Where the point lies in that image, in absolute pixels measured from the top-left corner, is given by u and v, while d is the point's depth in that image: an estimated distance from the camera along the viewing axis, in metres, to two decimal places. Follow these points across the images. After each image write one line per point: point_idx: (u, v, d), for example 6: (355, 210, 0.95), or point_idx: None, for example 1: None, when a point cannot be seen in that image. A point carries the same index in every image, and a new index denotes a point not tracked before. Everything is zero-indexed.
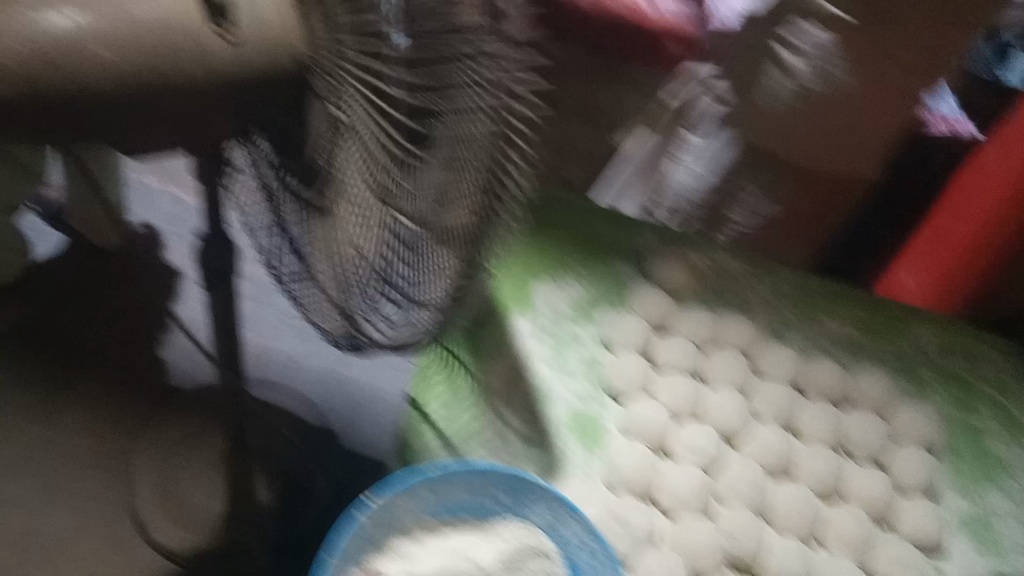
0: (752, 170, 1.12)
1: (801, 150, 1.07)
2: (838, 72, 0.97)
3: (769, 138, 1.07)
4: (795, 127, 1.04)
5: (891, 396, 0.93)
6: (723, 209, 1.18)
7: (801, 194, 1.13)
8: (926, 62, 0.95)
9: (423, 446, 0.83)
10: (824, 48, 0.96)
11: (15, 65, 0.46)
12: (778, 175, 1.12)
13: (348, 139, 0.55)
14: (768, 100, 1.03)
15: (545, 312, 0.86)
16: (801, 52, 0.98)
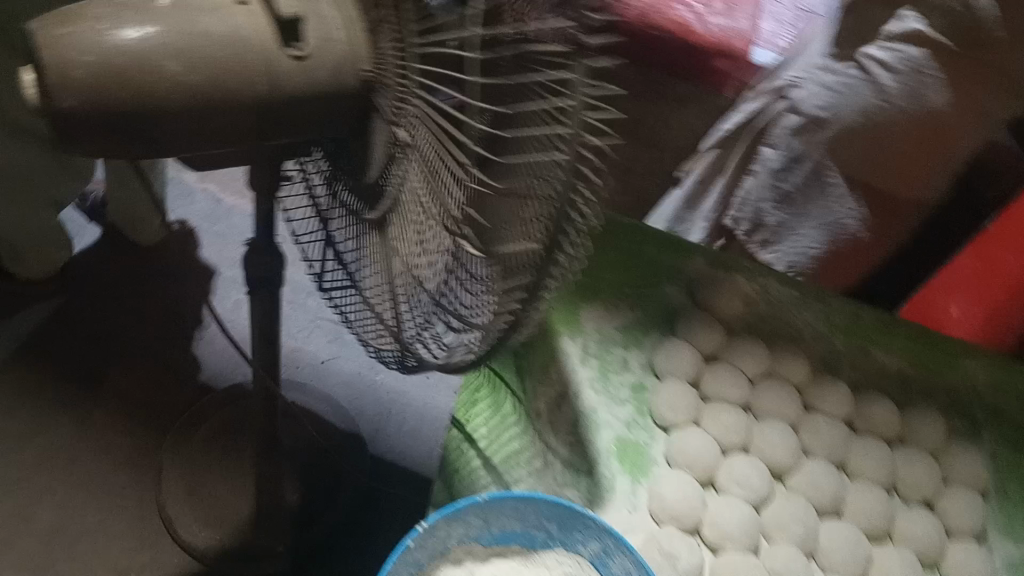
0: (817, 187, 1.03)
1: (877, 169, 0.99)
2: (917, 87, 0.91)
3: (849, 159, 0.99)
4: (867, 143, 0.97)
5: (945, 438, 0.83)
6: (795, 219, 1.07)
7: (861, 210, 1.03)
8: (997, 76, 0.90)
9: (465, 467, 0.72)
10: (907, 65, 0.91)
11: (90, 75, 0.45)
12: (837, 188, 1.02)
13: (415, 160, 0.52)
14: (851, 110, 0.95)
15: (591, 334, 0.78)
16: (890, 69, 0.92)
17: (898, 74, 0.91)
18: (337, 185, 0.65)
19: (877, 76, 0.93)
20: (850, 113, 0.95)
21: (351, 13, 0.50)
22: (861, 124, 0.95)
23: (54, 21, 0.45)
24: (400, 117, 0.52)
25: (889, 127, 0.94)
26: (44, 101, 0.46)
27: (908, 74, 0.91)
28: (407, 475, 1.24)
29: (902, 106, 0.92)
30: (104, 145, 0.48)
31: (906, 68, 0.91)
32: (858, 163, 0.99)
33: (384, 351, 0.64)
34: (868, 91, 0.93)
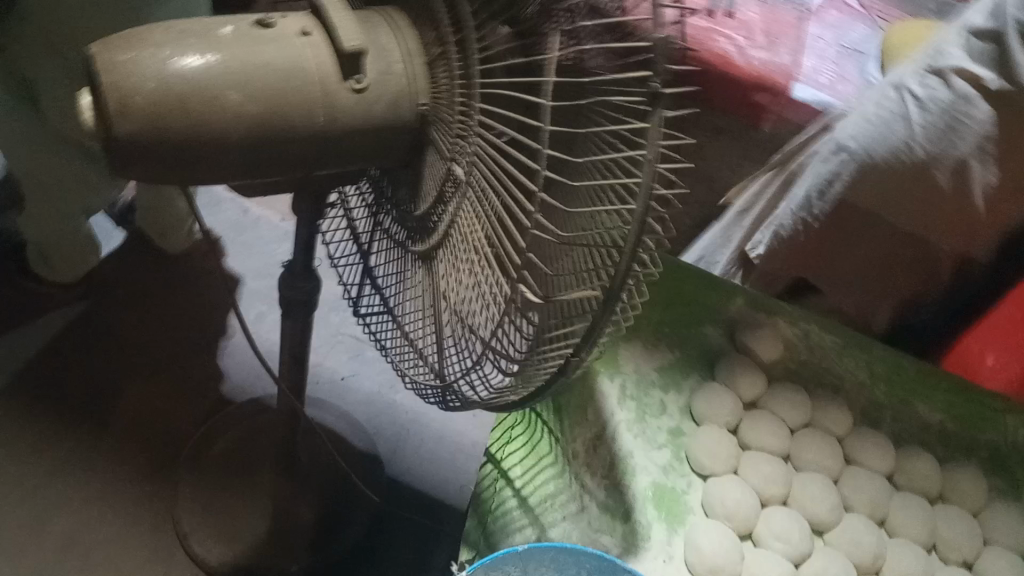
0: (846, 230, 0.96)
1: (914, 217, 0.90)
2: (951, 130, 0.82)
3: (881, 200, 0.91)
4: (898, 184, 0.88)
5: (987, 496, 0.81)
6: (821, 250, 0.99)
7: (889, 261, 0.97)
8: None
9: (498, 508, 0.70)
10: (939, 104, 0.82)
11: (149, 102, 0.44)
12: (865, 236, 0.96)
13: (470, 200, 0.51)
14: (881, 147, 0.87)
15: (630, 374, 0.80)
16: (924, 106, 0.83)
17: (931, 113, 0.82)
18: (380, 214, 0.65)
19: (910, 113, 0.84)
20: (880, 148, 0.87)
21: (414, 47, 0.52)
22: (893, 166, 0.87)
23: (115, 46, 0.45)
24: (457, 154, 0.51)
25: (927, 169, 0.85)
26: (101, 127, 0.45)
27: (942, 118, 0.82)
28: (426, 502, 1.21)
29: (934, 151, 0.83)
30: (154, 173, 0.47)
31: (939, 110, 0.82)
32: (886, 201, 0.90)
33: (421, 386, 0.63)
34: (900, 128, 0.85)
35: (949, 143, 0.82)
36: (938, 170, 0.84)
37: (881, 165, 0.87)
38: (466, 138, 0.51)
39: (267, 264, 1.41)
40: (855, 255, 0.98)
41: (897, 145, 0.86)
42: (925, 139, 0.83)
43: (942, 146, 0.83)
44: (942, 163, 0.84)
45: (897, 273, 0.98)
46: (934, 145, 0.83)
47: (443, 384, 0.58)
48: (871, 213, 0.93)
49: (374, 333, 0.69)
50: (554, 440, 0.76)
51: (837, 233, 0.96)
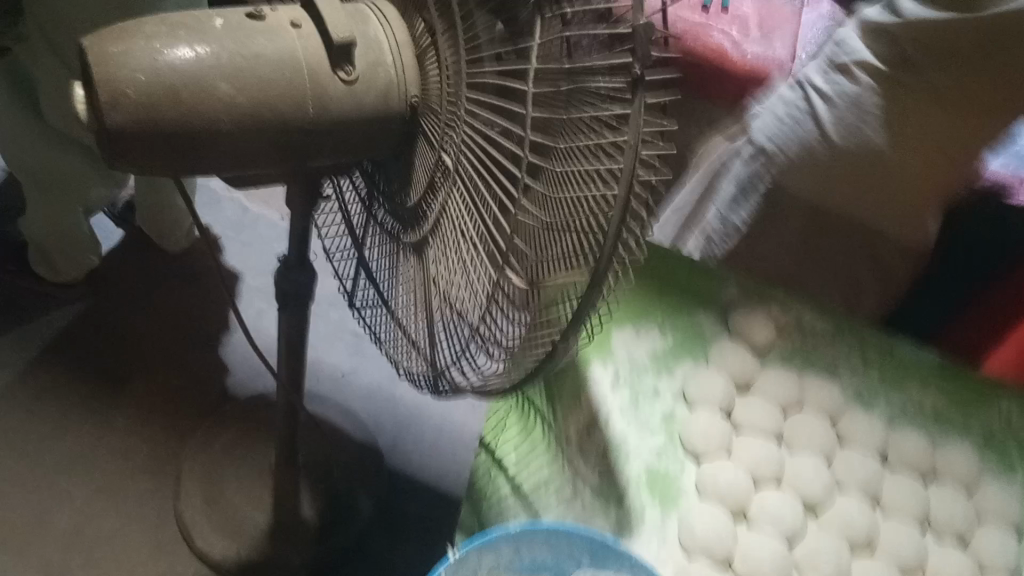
0: (782, 219, 1.04)
1: (852, 198, 0.98)
2: (868, 125, 0.92)
3: (819, 185, 0.98)
4: (824, 168, 0.97)
5: (979, 471, 0.82)
6: (770, 246, 1.07)
7: (839, 246, 1.04)
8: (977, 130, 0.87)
9: (493, 495, 0.75)
10: (850, 100, 0.92)
11: (141, 94, 0.45)
12: (813, 223, 1.03)
13: (460, 189, 0.53)
14: (793, 143, 0.97)
15: (623, 361, 0.81)
16: (830, 102, 0.94)
17: (837, 107, 0.94)
18: (373, 206, 0.65)
19: (820, 109, 0.95)
20: (792, 146, 0.98)
21: (402, 38, 0.52)
22: (804, 160, 0.97)
23: (107, 40, 0.46)
24: (446, 143, 0.53)
25: (847, 152, 0.94)
26: (96, 120, 0.46)
27: (844, 110, 0.93)
28: (429, 493, 1.22)
29: (842, 141, 0.94)
30: (148, 163, 0.48)
31: (845, 103, 0.93)
32: (823, 185, 0.98)
33: (415, 373, 0.63)
34: (808, 126, 0.96)
35: (855, 135, 0.93)
36: (851, 152, 0.94)
37: (791, 161, 0.98)
38: (455, 126, 0.52)
39: (265, 259, 1.42)
40: (799, 242, 1.05)
41: (807, 139, 0.96)
42: (832, 132, 0.94)
43: (847, 137, 0.93)
44: (851, 153, 0.94)
45: (849, 262, 1.04)
46: (840, 132, 0.94)
47: (436, 370, 0.59)
48: (806, 201, 1.01)
49: (369, 325, 0.70)
50: (549, 425, 0.79)
51: (778, 222, 1.04)
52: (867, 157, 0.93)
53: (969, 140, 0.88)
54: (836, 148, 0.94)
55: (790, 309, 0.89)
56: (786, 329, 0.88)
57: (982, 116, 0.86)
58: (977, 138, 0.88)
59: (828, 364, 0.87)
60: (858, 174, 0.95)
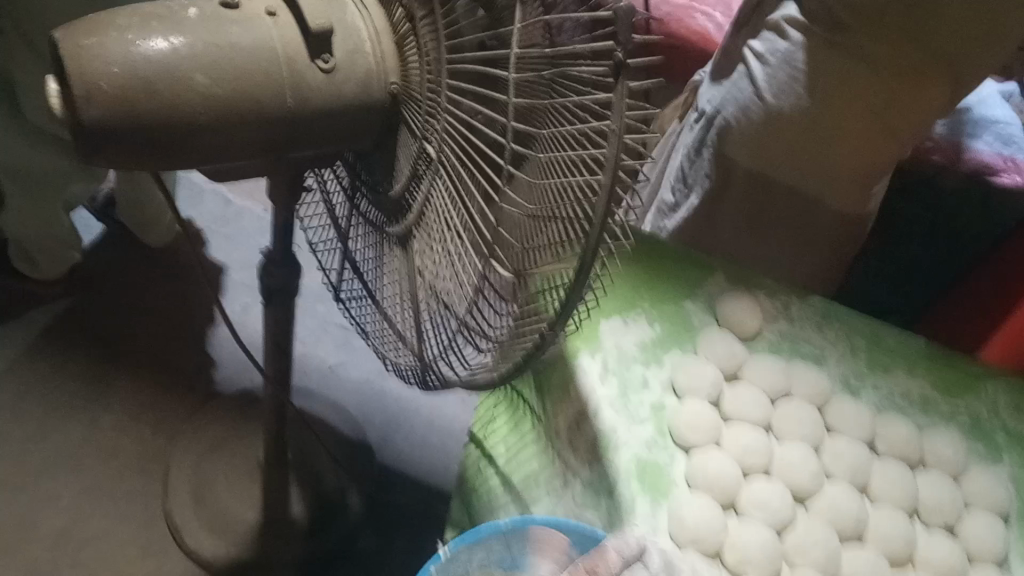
0: (750, 186, 0.99)
1: (805, 167, 0.94)
2: (802, 89, 0.88)
3: (761, 156, 0.95)
4: (782, 132, 0.92)
5: (964, 459, 0.82)
6: (711, 225, 1.06)
7: (801, 216, 1.01)
8: (913, 94, 0.86)
9: (485, 489, 0.78)
10: (786, 62, 0.89)
11: (115, 88, 0.44)
12: (777, 182, 0.98)
13: (442, 180, 0.52)
14: (732, 107, 0.94)
15: (610, 351, 0.80)
16: (764, 61, 0.91)
17: (772, 66, 0.90)
18: (357, 197, 0.65)
19: (753, 70, 0.92)
20: (732, 109, 0.95)
21: (381, 27, 0.52)
22: (746, 124, 0.93)
23: (80, 32, 0.45)
24: (428, 133, 0.51)
25: (791, 116, 0.90)
26: (69, 114, 0.45)
27: (778, 69, 0.89)
28: (417, 486, 1.21)
29: (778, 103, 0.90)
30: (125, 159, 0.47)
31: (778, 61, 0.90)
32: (764, 156, 0.95)
33: (402, 367, 0.62)
34: (746, 87, 0.93)
35: (787, 94, 0.89)
36: (786, 111, 0.90)
37: (735, 124, 0.94)
38: (436, 116, 0.51)
39: (250, 254, 1.41)
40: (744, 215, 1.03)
41: (745, 102, 0.93)
42: (770, 91, 0.90)
43: (782, 101, 0.90)
44: (786, 117, 0.90)
45: (815, 235, 1.02)
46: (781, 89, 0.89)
47: (423, 363, 0.58)
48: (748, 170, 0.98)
49: (355, 319, 0.69)
50: (537, 419, 0.80)
51: (736, 195, 1.01)
52: (809, 124, 0.90)
53: (904, 103, 0.87)
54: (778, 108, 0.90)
55: (774, 295, 0.89)
56: (772, 316, 0.88)
57: (908, 82, 0.86)
58: (912, 101, 0.86)
59: (815, 352, 0.87)
60: (803, 141, 0.92)
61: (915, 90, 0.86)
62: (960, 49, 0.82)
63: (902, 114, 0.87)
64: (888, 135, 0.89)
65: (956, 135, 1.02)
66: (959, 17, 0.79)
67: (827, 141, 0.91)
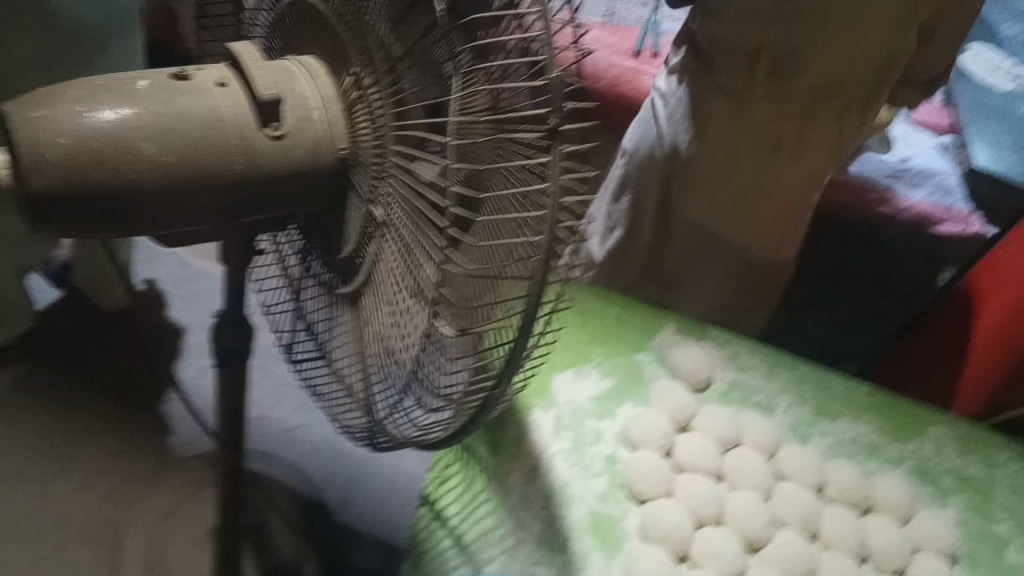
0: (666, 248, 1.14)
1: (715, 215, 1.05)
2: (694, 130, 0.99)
3: (683, 197, 1.05)
4: (696, 182, 1.02)
5: (912, 502, 0.83)
6: (650, 244, 1.14)
7: (720, 276, 1.13)
8: (800, 132, 0.95)
9: (434, 549, 0.76)
10: (675, 103, 0.99)
11: (66, 156, 0.45)
12: (695, 245, 1.11)
13: (390, 241, 0.54)
14: (642, 144, 1.04)
15: (565, 405, 0.83)
16: (665, 108, 1.01)
17: (669, 108, 1.00)
18: (309, 258, 0.65)
19: (657, 111, 1.02)
20: (647, 146, 1.03)
21: (329, 94, 0.53)
22: (661, 158, 1.03)
23: (29, 104, 0.46)
24: (375, 197, 0.54)
25: (698, 154, 1.00)
26: (17, 185, 0.45)
27: (672, 112, 1.00)
28: (377, 546, 1.17)
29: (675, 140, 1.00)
30: (74, 228, 0.47)
31: (675, 104, 0.99)
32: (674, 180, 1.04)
33: (352, 428, 0.62)
34: (655, 128, 1.02)
35: (683, 137, 1.00)
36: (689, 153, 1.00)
37: (647, 162, 1.04)
38: (383, 180, 0.53)
39: (205, 314, 1.40)
40: (681, 246, 1.12)
41: (654, 142, 1.02)
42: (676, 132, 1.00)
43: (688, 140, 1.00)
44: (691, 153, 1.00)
45: (736, 294, 1.14)
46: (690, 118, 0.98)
47: (373, 422, 0.59)
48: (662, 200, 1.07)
49: (307, 378, 0.69)
50: (489, 474, 0.80)
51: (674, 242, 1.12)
52: (713, 149, 0.98)
53: (794, 139, 0.96)
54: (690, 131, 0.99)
55: (721, 341, 0.93)
56: (722, 363, 0.91)
57: (790, 123, 0.95)
58: (799, 139, 0.96)
59: (766, 401, 0.89)
60: (717, 171, 1.00)
61: (800, 131, 0.95)
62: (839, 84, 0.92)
63: (797, 145, 0.96)
64: (788, 164, 0.97)
65: (896, 190, 1.08)
66: (823, 53, 0.89)
67: (733, 172, 0.99)
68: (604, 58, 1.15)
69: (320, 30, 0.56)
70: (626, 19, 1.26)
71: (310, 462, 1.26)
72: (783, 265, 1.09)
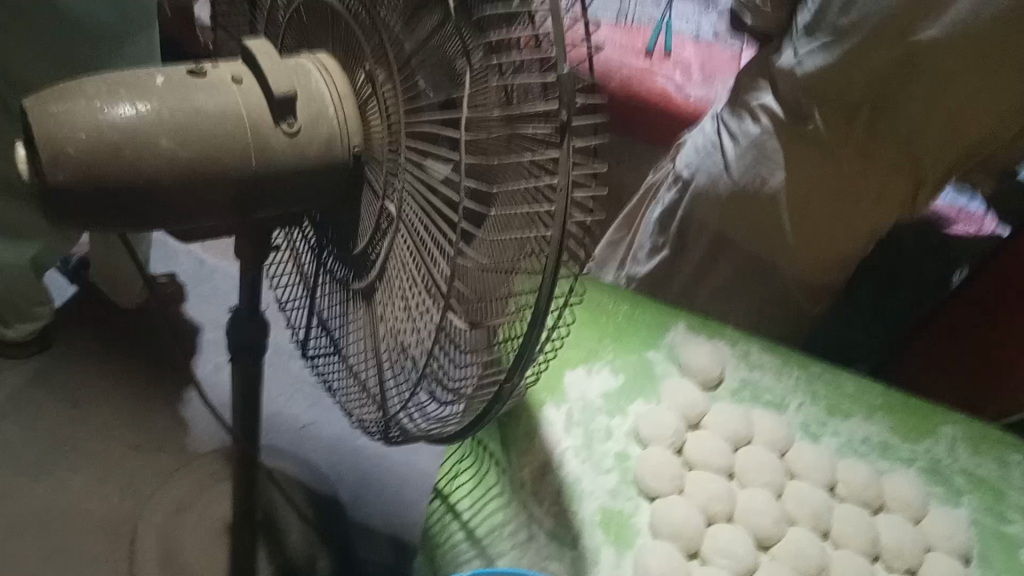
0: (706, 269, 1.15)
1: (761, 241, 1.06)
2: (767, 168, 1.00)
3: (721, 217, 1.06)
4: (737, 209, 1.04)
5: (925, 501, 0.83)
6: (688, 264, 1.16)
7: (757, 297, 1.14)
8: (880, 185, 0.97)
9: (448, 542, 0.75)
10: (749, 140, 1.01)
11: (81, 153, 0.45)
12: (733, 269, 1.12)
13: (402, 236, 0.54)
14: (701, 174, 1.05)
15: (575, 402, 0.83)
16: (735, 141, 1.02)
17: (741, 145, 1.02)
18: (323, 255, 0.66)
19: (725, 146, 1.03)
20: (706, 178, 1.05)
21: (342, 90, 0.54)
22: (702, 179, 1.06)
23: (48, 99, 0.46)
24: (389, 192, 0.54)
25: (768, 190, 1.01)
26: (36, 178, 0.46)
27: (743, 149, 1.01)
28: (389, 543, 1.18)
29: (739, 178, 1.02)
30: (91, 220, 0.48)
31: (747, 143, 1.01)
32: (731, 219, 1.06)
33: (365, 422, 0.63)
34: (719, 160, 1.04)
35: (751, 174, 1.01)
36: (747, 188, 1.02)
37: (705, 191, 1.05)
38: (396, 175, 0.53)
39: (221, 311, 1.41)
40: (713, 264, 1.13)
41: (715, 174, 1.04)
42: (734, 167, 1.02)
43: (752, 176, 1.01)
44: (757, 189, 1.01)
45: (773, 313, 1.15)
46: (761, 155, 1.00)
47: (385, 417, 0.59)
48: (715, 231, 1.09)
49: (322, 374, 0.70)
50: (501, 469, 0.79)
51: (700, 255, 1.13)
52: (786, 188, 1.00)
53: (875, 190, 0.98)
54: (763, 172, 1.00)
55: (731, 339, 0.93)
56: (733, 362, 0.91)
57: (874, 175, 0.96)
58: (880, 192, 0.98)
59: (778, 400, 0.89)
60: (783, 207, 1.01)
61: (878, 186, 0.97)
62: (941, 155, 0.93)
63: (869, 195, 0.98)
64: (856, 207, 0.99)
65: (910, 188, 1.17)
66: (922, 115, 0.89)
67: (798, 208, 1.01)
68: (615, 59, 1.17)
69: (333, 26, 0.57)
70: None
71: (321, 458, 1.26)
72: (825, 292, 1.09)
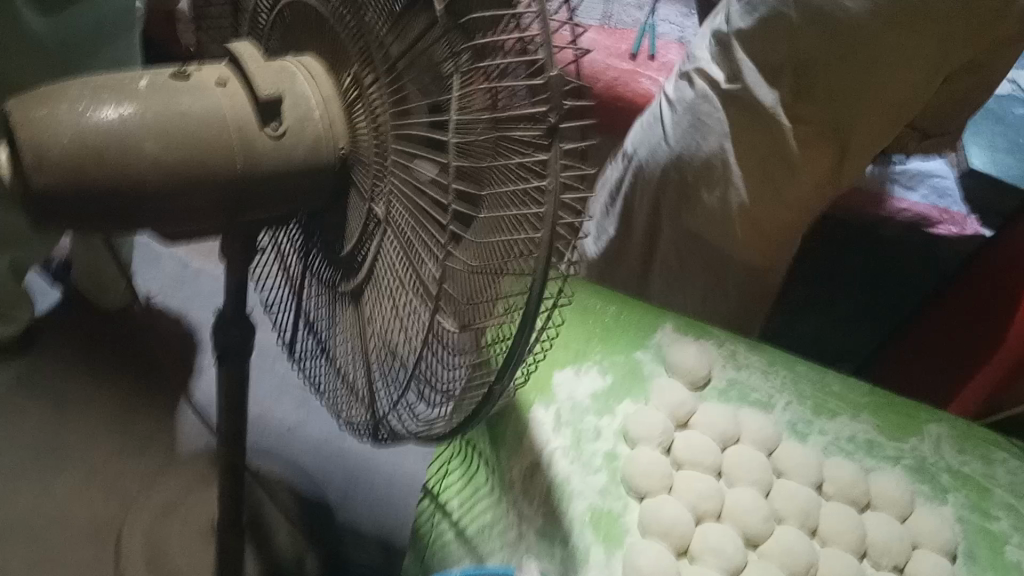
0: (681, 271, 1.12)
1: (738, 239, 1.03)
2: (704, 141, 0.99)
3: (690, 214, 1.05)
4: (692, 187, 1.03)
5: (911, 499, 0.83)
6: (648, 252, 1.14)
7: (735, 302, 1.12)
8: (821, 155, 0.96)
9: (437, 541, 0.77)
10: (685, 109, 1.01)
11: (65, 154, 0.45)
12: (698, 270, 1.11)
13: (389, 237, 0.54)
14: (646, 148, 1.06)
15: (563, 402, 0.84)
16: (674, 111, 1.02)
17: (677, 113, 1.02)
18: (310, 257, 0.66)
19: (664, 114, 1.04)
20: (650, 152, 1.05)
21: (329, 93, 0.53)
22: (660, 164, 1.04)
23: (32, 103, 0.46)
24: (377, 195, 0.54)
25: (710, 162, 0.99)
26: (19, 181, 0.45)
27: (681, 116, 1.01)
28: (376, 544, 1.18)
29: (679, 147, 1.01)
30: (76, 223, 0.48)
31: (683, 111, 1.01)
32: (700, 216, 1.05)
33: (355, 424, 0.63)
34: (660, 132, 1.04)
35: (690, 145, 1.00)
36: (687, 160, 1.01)
37: (647, 164, 1.06)
38: (383, 178, 0.53)
39: (208, 314, 1.41)
40: (689, 268, 1.11)
41: (656, 146, 1.04)
42: (674, 139, 1.02)
43: (687, 145, 1.01)
44: (700, 159, 1.00)
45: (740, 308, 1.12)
46: (693, 123, 1.00)
47: (374, 418, 0.59)
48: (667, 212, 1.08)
49: (309, 375, 0.69)
50: (491, 468, 0.82)
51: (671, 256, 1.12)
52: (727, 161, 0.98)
53: (805, 159, 0.96)
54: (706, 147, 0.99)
55: (716, 338, 0.94)
56: (719, 361, 0.92)
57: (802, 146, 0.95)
58: (811, 165, 0.96)
59: (765, 399, 0.90)
60: (724, 181, 1.00)
61: (815, 157, 0.96)
62: (867, 129, 0.93)
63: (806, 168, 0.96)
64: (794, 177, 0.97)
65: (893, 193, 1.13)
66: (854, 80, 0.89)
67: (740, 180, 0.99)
68: (601, 60, 1.18)
69: (319, 30, 0.56)
70: (624, 20, 1.31)
71: (309, 459, 1.26)
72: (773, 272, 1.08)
